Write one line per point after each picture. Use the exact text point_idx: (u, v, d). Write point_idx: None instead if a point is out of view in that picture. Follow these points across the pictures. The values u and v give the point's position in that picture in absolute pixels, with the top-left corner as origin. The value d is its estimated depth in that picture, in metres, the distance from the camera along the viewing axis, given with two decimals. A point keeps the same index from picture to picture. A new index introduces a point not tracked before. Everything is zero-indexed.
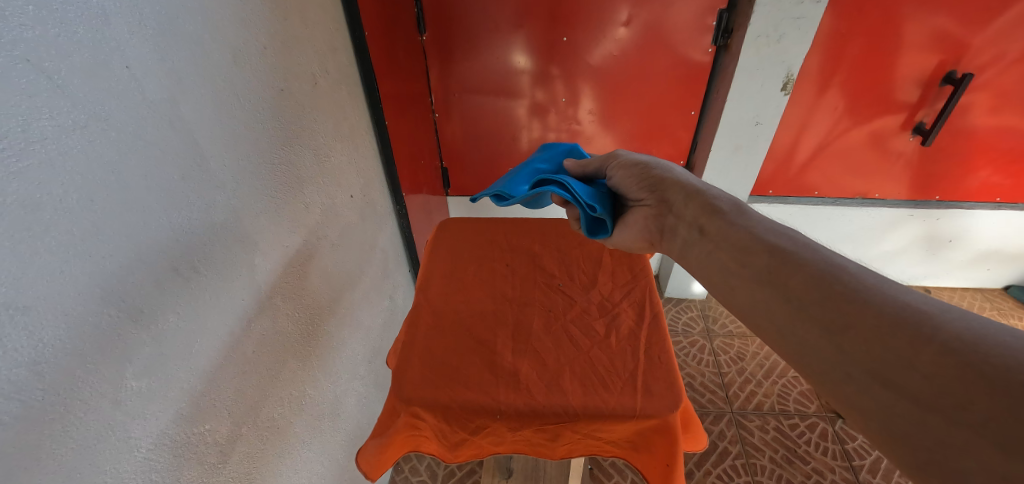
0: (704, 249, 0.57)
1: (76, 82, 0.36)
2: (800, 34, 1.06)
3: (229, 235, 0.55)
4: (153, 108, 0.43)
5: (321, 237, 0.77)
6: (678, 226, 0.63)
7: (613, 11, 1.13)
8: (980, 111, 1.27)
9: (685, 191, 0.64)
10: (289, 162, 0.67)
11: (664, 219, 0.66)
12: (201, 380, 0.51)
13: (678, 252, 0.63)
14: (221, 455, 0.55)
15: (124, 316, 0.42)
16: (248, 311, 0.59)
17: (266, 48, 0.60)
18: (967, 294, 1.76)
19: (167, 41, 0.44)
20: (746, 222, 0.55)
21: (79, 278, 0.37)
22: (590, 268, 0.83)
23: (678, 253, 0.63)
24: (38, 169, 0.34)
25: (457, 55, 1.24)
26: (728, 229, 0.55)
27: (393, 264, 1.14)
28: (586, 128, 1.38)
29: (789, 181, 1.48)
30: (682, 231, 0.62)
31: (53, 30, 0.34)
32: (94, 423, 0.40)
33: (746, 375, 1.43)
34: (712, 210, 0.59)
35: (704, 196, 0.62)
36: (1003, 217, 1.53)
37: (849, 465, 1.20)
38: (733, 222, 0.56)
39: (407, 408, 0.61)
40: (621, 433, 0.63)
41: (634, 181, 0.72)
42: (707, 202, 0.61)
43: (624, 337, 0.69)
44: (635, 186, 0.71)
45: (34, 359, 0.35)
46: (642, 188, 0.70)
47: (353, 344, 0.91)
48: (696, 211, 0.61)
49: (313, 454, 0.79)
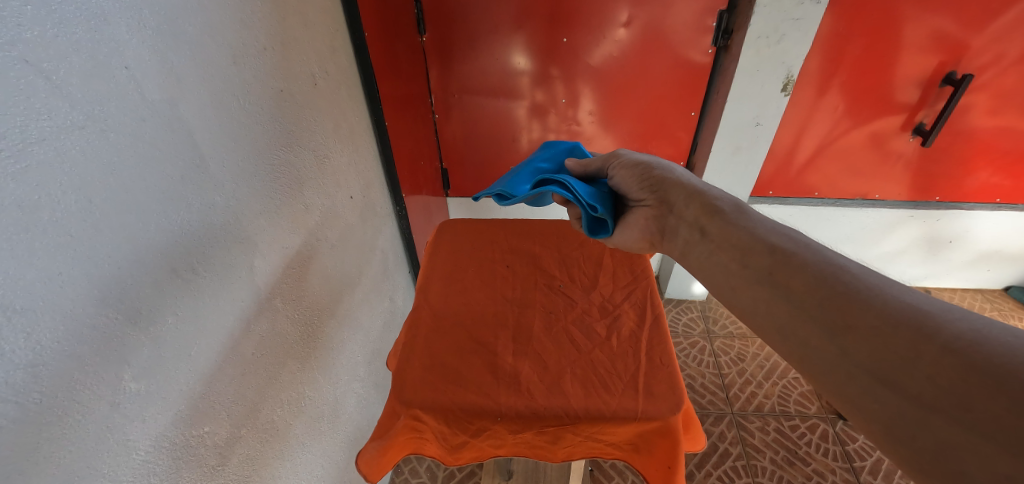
0: (705, 249, 0.57)
1: (74, 83, 0.36)
2: (800, 35, 1.06)
3: (229, 236, 0.55)
4: (152, 108, 0.43)
5: (321, 238, 0.77)
6: (679, 226, 0.63)
7: (613, 12, 1.13)
8: (980, 112, 1.27)
9: (685, 191, 0.64)
10: (289, 164, 0.67)
11: (664, 220, 0.66)
12: (200, 382, 0.51)
13: (679, 253, 0.63)
14: (220, 457, 0.55)
15: (123, 318, 0.41)
16: (247, 313, 0.59)
17: (266, 49, 0.60)
18: (967, 295, 1.76)
19: (166, 42, 0.44)
20: (747, 223, 0.55)
21: (78, 279, 0.37)
22: (591, 269, 0.83)
23: (679, 253, 0.63)
24: (36, 170, 0.34)
25: (456, 56, 1.24)
26: (730, 230, 0.55)
27: (393, 265, 1.14)
28: (586, 129, 1.38)
29: (789, 182, 1.48)
30: (683, 232, 0.62)
31: (52, 31, 0.34)
32: (92, 426, 0.40)
33: (747, 376, 1.43)
34: (713, 210, 0.59)
35: (704, 196, 0.62)
36: (1003, 218, 1.53)
37: (850, 467, 1.20)
38: (734, 222, 0.56)
39: (407, 411, 0.61)
40: (622, 435, 0.62)
41: (635, 181, 0.71)
42: (708, 203, 0.60)
43: (625, 338, 0.69)
44: (636, 186, 0.71)
45: (32, 361, 0.35)
46: (642, 188, 0.70)
47: (353, 346, 0.91)
48: (697, 211, 0.61)
49: (313, 456, 0.79)
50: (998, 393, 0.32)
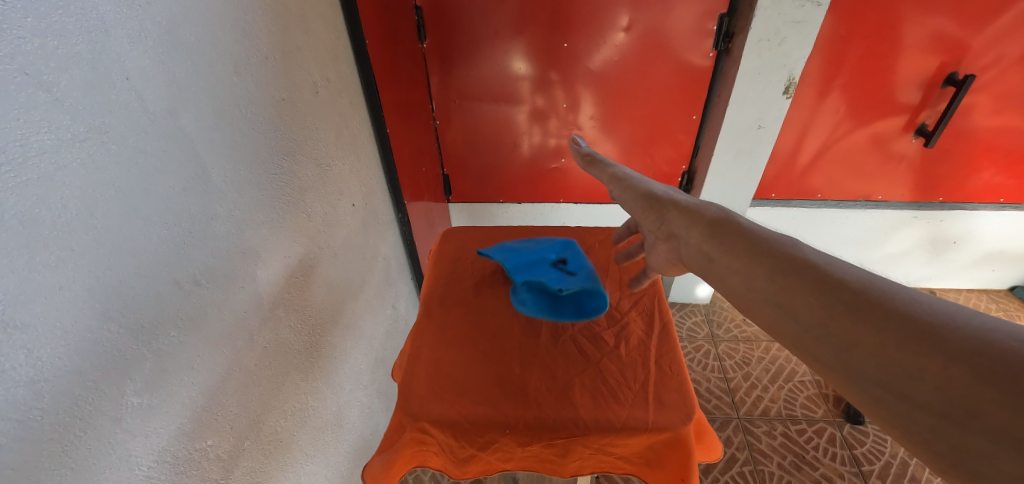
0: (694, 251, 0.54)
1: (74, 95, 0.35)
2: (800, 38, 1.06)
3: (232, 248, 0.54)
4: (154, 118, 0.42)
5: (323, 246, 0.76)
6: (667, 231, 0.60)
7: (613, 16, 1.13)
8: (982, 112, 1.26)
9: (676, 202, 0.62)
10: (290, 173, 0.66)
11: (654, 228, 0.63)
12: (204, 395, 0.51)
13: (665, 242, 0.61)
14: (224, 470, 0.54)
15: (125, 333, 0.41)
16: (250, 323, 0.58)
17: (268, 58, 0.60)
18: (972, 295, 1.75)
19: (168, 54, 0.44)
20: (734, 224, 0.53)
21: (80, 293, 0.37)
22: (597, 277, 0.83)
23: (666, 244, 0.61)
24: (37, 184, 0.34)
25: (457, 63, 1.24)
26: (722, 225, 0.54)
27: (395, 271, 1.13)
28: (587, 134, 1.37)
29: (792, 184, 1.47)
30: (672, 236, 0.59)
31: (52, 43, 0.34)
32: (94, 441, 0.39)
33: (753, 380, 1.42)
34: (701, 215, 0.57)
35: (695, 205, 0.60)
36: (1007, 218, 1.52)
37: (858, 471, 1.18)
38: (722, 224, 0.53)
39: (414, 424, 0.60)
40: (633, 447, 0.62)
41: (630, 194, 0.70)
42: (696, 209, 0.58)
43: (634, 347, 0.68)
44: (631, 198, 0.69)
45: (33, 377, 0.34)
46: (637, 201, 0.68)
47: (357, 355, 0.90)
48: (686, 217, 0.59)
49: (317, 467, 0.78)
50: (984, 384, 0.31)
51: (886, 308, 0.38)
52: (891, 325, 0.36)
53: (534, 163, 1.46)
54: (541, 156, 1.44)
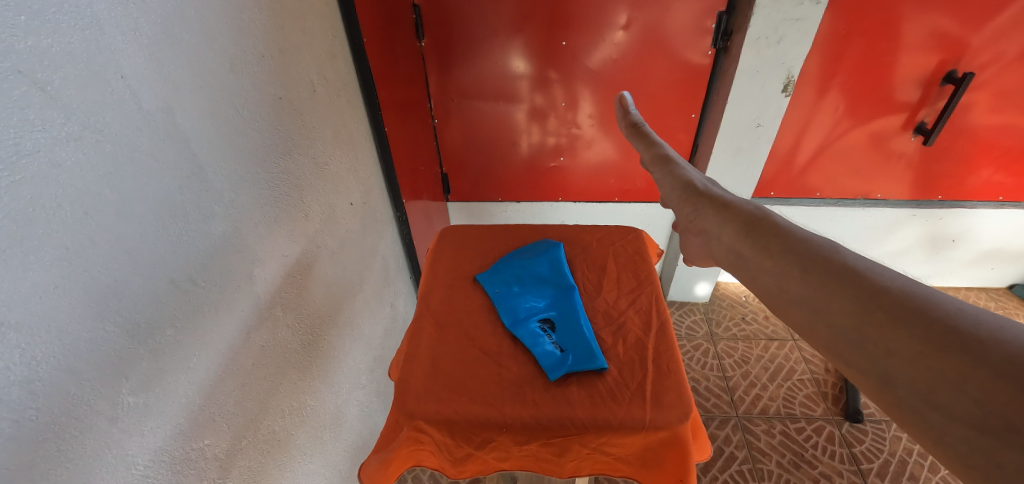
0: (722, 244, 0.54)
1: (68, 93, 0.35)
2: (800, 36, 1.06)
3: (228, 247, 0.54)
4: (149, 117, 0.42)
5: (320, 245, 0.76)
6: (701, 224, 0.59)
7: (612, 14, 1.13)
8: (981, 110, 1.26)
9: (716, 199, 0.60)
10: (287, 171, 0.66)
11: (689, 220, 0.62)
12: (201, 394, 0.51)
13: (696, 235, 0.60)
14: (221, 470, 0.54)
15: (121, 332, 0.41)
16: (247, 323, 0.58)
17: (264, 56, 0.60)
18: (971, 294, 1.75)
19: (163, 52, 0.44)
20: (768, 223, 0.51)
21: (75, 292, 0.37)
22: (595, 275, 0.82)
23: (696, 237, 0.60)
24: (32, 182, 0.33)
25: (456, 61, 1.24)
26: (757, 219, 0.52)
27: (393, 271, 1.13)
28: (586, 132, 1.37)
29: (791, 182, 1.47)
30: (705, 229, 0.58)
31: (46, 41, 0.34)
32: (90, 441, 0.39)
33: (751, 379, 1.42)
34: (740, 211, 0.55)
35: (735, 203, 0.57)
36: (1006, 217, 1.52)
37: (857, 469, 1.19)
38: (756, 223, 0.52)
39: (411, 422, 0.60)
40: (631, 446, 0.62)
41: (673, 186, 0.68)
42: (737, 207, 0.56)
43: (631, 346, 0.68)
44: (673, 189, 0.67)
45: (28, 377, 0.34)
46: (678, 193, 0.66)
47: (355, 354, 0.90)
48: (722, 211, 0.57)
49: (315, 467, 0.78)
50: (971, 369, 0.31)
51: (890, 300, 0.37)
52: (897, 314, 0.36)
53: (533, 162, 1.46)
54: (540, 154, 1.44)
